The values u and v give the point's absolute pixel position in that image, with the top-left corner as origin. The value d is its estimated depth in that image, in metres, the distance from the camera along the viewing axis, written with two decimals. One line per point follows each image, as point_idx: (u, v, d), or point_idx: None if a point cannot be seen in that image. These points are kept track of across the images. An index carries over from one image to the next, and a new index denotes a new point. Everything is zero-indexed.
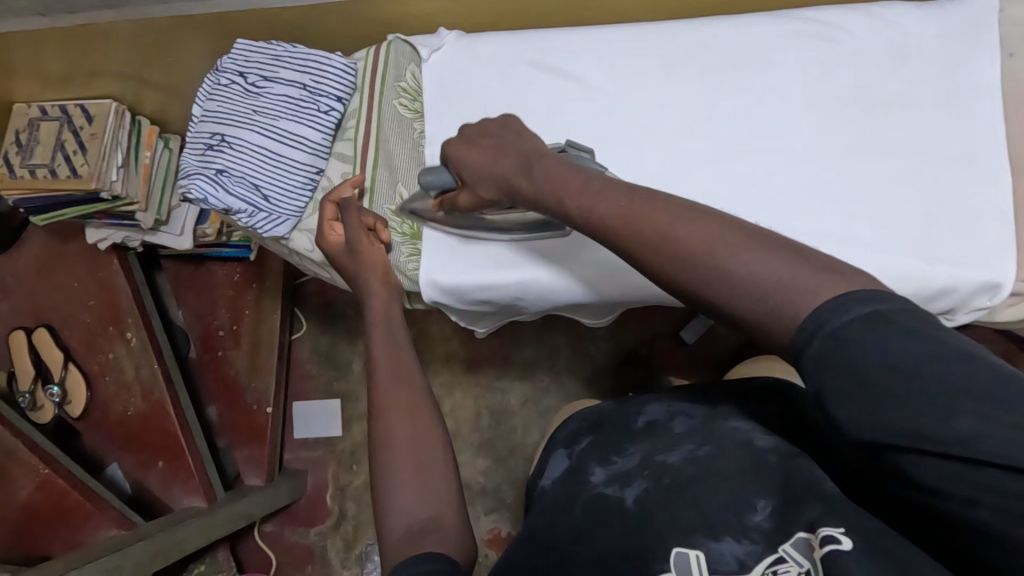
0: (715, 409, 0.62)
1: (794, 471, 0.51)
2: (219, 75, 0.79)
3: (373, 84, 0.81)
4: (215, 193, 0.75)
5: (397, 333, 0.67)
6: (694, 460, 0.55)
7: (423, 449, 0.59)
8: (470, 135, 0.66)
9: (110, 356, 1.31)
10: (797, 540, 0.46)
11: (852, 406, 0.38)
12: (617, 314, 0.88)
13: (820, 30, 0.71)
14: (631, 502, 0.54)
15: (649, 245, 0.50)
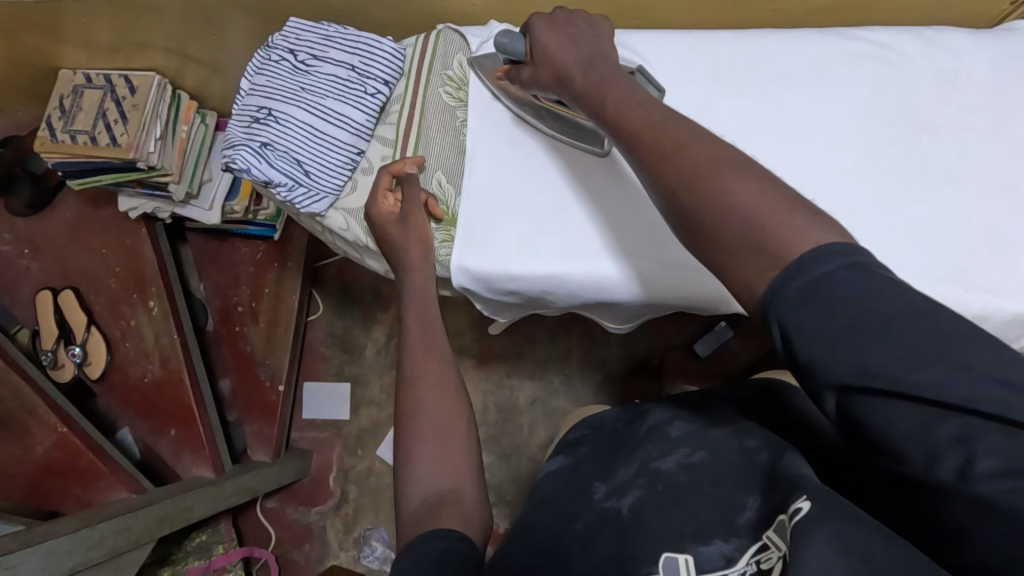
0: (714, 418, 0.64)
1: (780, 465, 0.50)
2: (270, 52, 0.81)
3: (420, 70, 0.81)
4: (258, 165, 0.76)
5: (418, 320, 0.69)
6: (688, 467, 0.57)
7: (434, 434, 0.61)
8: (557, 17, 0.67)
9: (132, 322, 1.34)
10: (778, 525, 0.44)
11: (831, 354, 0.37)
12: (643, 322, 0.85)
13: (869, 49, 0.70)
14: (626, 509, 0.56)
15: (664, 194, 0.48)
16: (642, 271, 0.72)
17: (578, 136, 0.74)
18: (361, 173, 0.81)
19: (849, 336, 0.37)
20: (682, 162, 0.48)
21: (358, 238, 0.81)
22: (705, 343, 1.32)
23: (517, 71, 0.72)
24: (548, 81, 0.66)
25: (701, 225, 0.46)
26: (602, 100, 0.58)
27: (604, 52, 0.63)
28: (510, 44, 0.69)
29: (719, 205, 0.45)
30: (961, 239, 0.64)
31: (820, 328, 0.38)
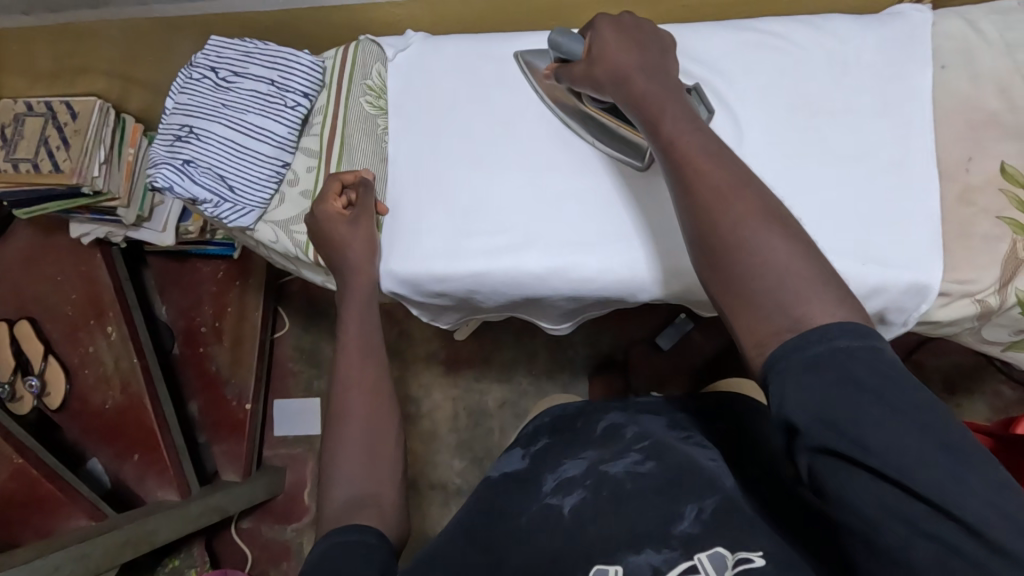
0: (676, 431, 0.67)
1: (728, 501, 0.56)
2: (191, 71, 0.82)
3: (341, 82, 0.82)
4: (181, 182, 0.76)
5: (357, 329, 0.68)
6: (637, 475, 0.60)
7: (370, 433, 0.62)
8: (629, 23, 0.64)
9: (90, 349, 1.33)
10: (714, 554, 0.51)
11: (808, 402, 0.40)
12: (580, 317, 0.85)
13: (780, 41, 0.72)
14: (568, 510, 0.59)
15: (695, 220, 0.50)
16: (569, 259, 0.72)
17: (618, 145, 0.73)
18: (287, 185, 0.82)
19: (841, 415, 0.39)
20: (731, 205, 0.49)
21: (288, 249, 0.81)
22: (667, 336, 1.38)
23: (569, 69, 0.68)
24: (605, 80, 0.63)
25: (727, 264, 0.48)
26: (656, 115, 0.57)
27: (669, 68, 0.62)
28: (566, 43, 0.67)
29: (753, 251, 0.47)
30: (856, 213, 0.65)
31: (819, 398, 0.40)
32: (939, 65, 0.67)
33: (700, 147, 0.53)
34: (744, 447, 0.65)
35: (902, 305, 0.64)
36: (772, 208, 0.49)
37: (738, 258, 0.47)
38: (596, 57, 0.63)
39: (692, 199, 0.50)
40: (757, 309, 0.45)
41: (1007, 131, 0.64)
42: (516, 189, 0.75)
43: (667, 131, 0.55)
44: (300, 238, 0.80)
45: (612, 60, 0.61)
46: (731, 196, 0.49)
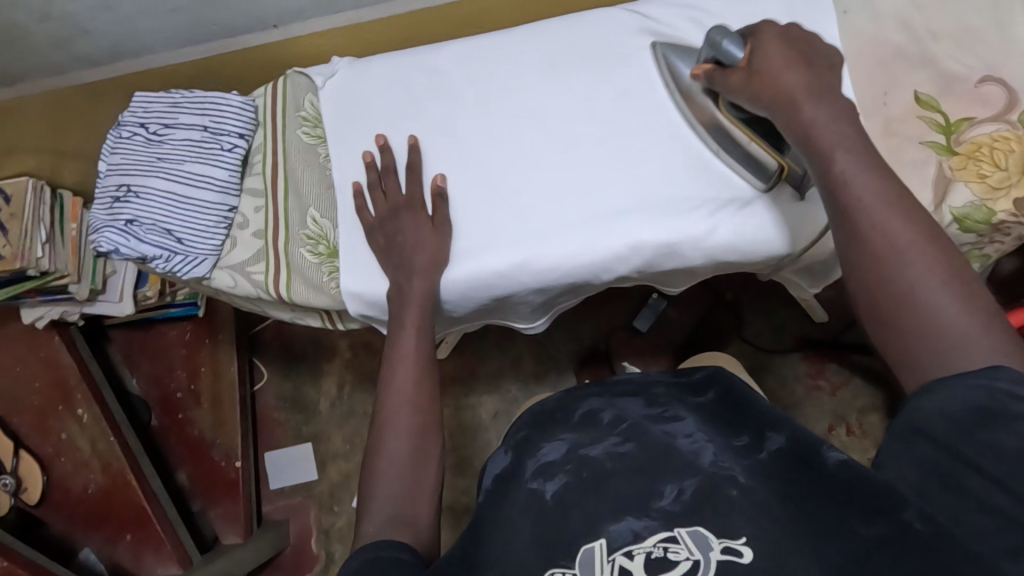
0: (663, 412, 0.64)
1: (716, 484, 0.51)
2: (121, 130, 0.81)
3: (274, 118, 0.82)
4: (126, 243, 0.75)
5: (410, 363, 0.69)
6: (616, 455, 0.57)
7: (411, 461, 0.63)
8: (778, 35, 0.61)
9: (63, 436, 1.28)
10: (694, 531, 0.48)
11: (930, 409, 0.47)
12: (553, 309, 0.85)
13: (694, 10, 0.73)
14: (550, 496, 0.56)
15: (864, 277, 0.53)
16: (530, 252, 0.71)
17: (745, 166, 0.67)
18: (237, 229, 0.81)
19: (966, 425, 0.45)
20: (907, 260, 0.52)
21: (248, 291, 0.80)
22: (644, 318, 1.39)
23: (722, 76, 0.63)
24: (765, 97, 0.59)
25: (900, 320, 0.51)
26: (828, 148, 0.56)
27: (830, 86, 0.59)
28: (725, 44, 0.62)
29: (928, 314, 0.50)
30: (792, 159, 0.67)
31: (948, 408, 0.46)
32: (841, 11, 0.69)
33: (870, 191, 0.54)
34: (726, 422, 0.62)
35: None
36: (950, 266, 0.51)
37: (914, 317, 0.51)
38: (753, 73, 0.60)
39: (865, 255, 0.53)
40: (923, 369, 0.50)
41: (916, 62, 0.67)
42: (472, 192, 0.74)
43: (839, 167, 0.55)
44: (258, 278, 0.79)
45: (776, 77, 0.58)
46: (907, 254, 0.52)
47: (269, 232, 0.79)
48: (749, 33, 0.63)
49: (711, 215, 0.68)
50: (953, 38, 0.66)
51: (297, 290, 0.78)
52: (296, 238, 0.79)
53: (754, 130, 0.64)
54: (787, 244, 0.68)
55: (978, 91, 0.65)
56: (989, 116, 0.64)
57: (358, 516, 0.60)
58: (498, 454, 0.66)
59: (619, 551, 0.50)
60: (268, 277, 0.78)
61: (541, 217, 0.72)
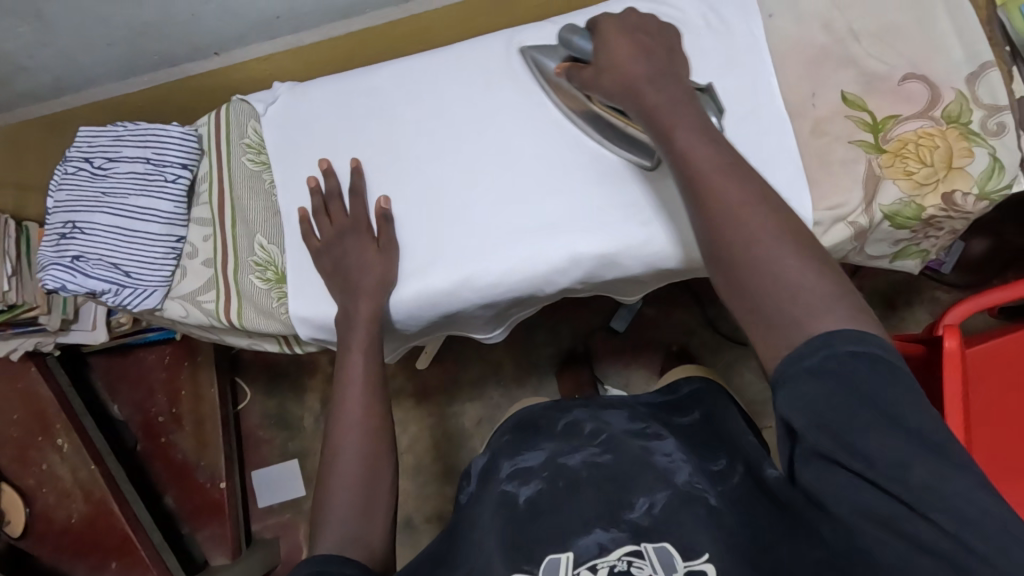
0: (643, 429, 0.71)
1: (679, 503, 0.60)
2: (66, 165, 0.81)
3: (219, 145, 0.81)
4: (73, 280, 0.75)
5: (357, 382, 0.68)
6: (590, 465, 0.67)
7: (361, 477, 0.63)
8: (626, 21, 0.63)
9: (44, 467, 1.28)
10: (662, 548, 0.57)
11: (800, 403, 0.43)
12: (511, 320, 0.85)
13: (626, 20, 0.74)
14: (523, 499, 0.65)
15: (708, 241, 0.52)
16: (473, 268, 0.71)
17: (630, 145, 0.68)
18: (187, 259, 0.81)
19: (839, 425, 0.42)
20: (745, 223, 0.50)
21: (201, 320, 0.80)
22: (620, 318, 1.42)
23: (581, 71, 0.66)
24: (614, 89, 0.61)
25: (740, 281, 0.50)
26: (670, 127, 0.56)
27: (678, 71, 0.60)
28: (577, 41, 0.65)
29: (764, 272, 0.49)
30: None
31: (815, 402, 0.42)
32: (766, 15, 0.70)
33: (710, 159, 0.53)
34: (705, 443, 0.69)
35: None
36: (785, 226, 0.50)
37: (757, 279, 0.49)
38: (602, 65, 0.61)
39: (709, 219, 0.51)
40: (771, 326, 0.47)
41: (842, 62, 0.67)
42: (419, 210, 0.74)
43: (680, 145, 0.54)
44: (209, 306, 0.79)
45: (619, 68, 0.60)
46: (740, 213, 0.51)
47: (219, 260, 0.80)
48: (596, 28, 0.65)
49: (649, 224, 0.68)
50: (877, 36, 0.67)
51: (248, 316, 0.78)
52: (246, 265, 0.79)
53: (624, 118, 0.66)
54: None
55: (902, 88, 0.65)
56: (915, 113, 0.64)
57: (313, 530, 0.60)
58: (482, 456, 0.75)
59: (584, 564, 0.58)
60: (219, 305, 0.79)
61: (483, 232, 0.72)
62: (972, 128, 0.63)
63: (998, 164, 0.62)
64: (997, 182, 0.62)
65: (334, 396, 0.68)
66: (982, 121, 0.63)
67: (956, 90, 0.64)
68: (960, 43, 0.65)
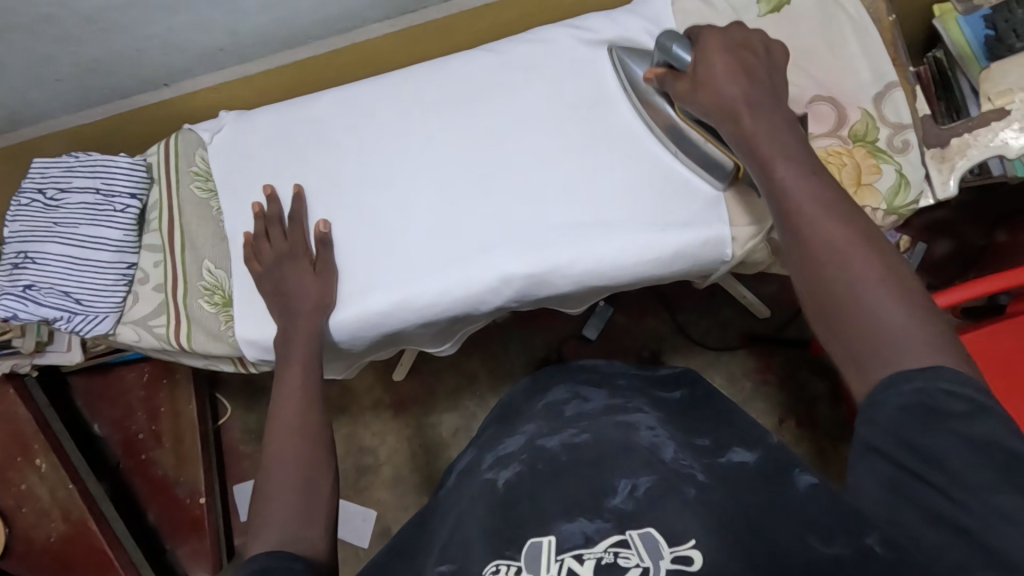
0: (622, 407, 0.67)
1: (670, 476, 0.51)
2: (20, 197, 0.83)
3: (168, 173, 0.84)
4: (25, 308, 0.77)
5: (298, 393, 0.70)
6: (571, 446, 0.59)
7: (304, 484, 0.64)
8: (733, 36, 0.63)
9: (22, 487, 1.29)
10: (647, 534, 0.47)
11: (880, 420, 0.47)
12: (460, 335, 0.87)
13: (555, 46, 0.77)
14: (502, 483, 0.57)
15: (810, 275, 0.55)
16: (410, 290, 0.74)
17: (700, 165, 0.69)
18: (138, 284, 0.83)
19: (913, 438, 0.45)
20: (847, 260, 0.53)
21: (153, 344, 0.82)
22: (593, 326, 1.46)
23: (673, 77, 0.65)
24: (712, 108, 0.62)
25: (840, 315, 0.52)
26: (770, 158, 0.58)
27: (778, 99, 0.62)
28: (676, 49, 0.64)
29: (864, 313, 0.51)
30: (652, 184, 0.71)
31: (894, 422, 0.46)
32: None
33: (812, 199, 0.56)
34: (686, 426, 0.65)
35: (703, 260, 0.71)
36: (890, 264, 0.53)
37: (855, 315, 0.51)
38: (699, 75, 0.62)
39: (809, 247, 0.55)
40: (872, 366, 0.50)
41: None
42: (359, 234, 0.77)
43: (780, 176, 0.57)
44: (160, 330, 0.81)
45: (716, 88, 0.61)
46: (850, 255, 0.53)
47: (168, 285, 0.82)
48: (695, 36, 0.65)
49: (576, 244, 0.71)
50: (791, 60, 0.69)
51: (197, 339, 0.80)
52: (194, 290, 0.81)
53: (707, 131, 0.66)
54: (650, 264, 0.70)
55: (812, 109, 0.67)
56: (825, 132, 0.67)
57: (251, 535, 0.60)
58: (467, 457, 0.73)
59: (568, 551, 0.48)
60: (169, 328, 0.81)
61: (417, 254, 0.75)
62: (879, 146, 0.66)
63: (904, 180, 0.65)
64: (904, 197, 0.65)
65: (272, 408, 0.70)
66: (889, 139, 0.66)
67: (863, 109, 0.66)
68: (868, 65, 0.67)
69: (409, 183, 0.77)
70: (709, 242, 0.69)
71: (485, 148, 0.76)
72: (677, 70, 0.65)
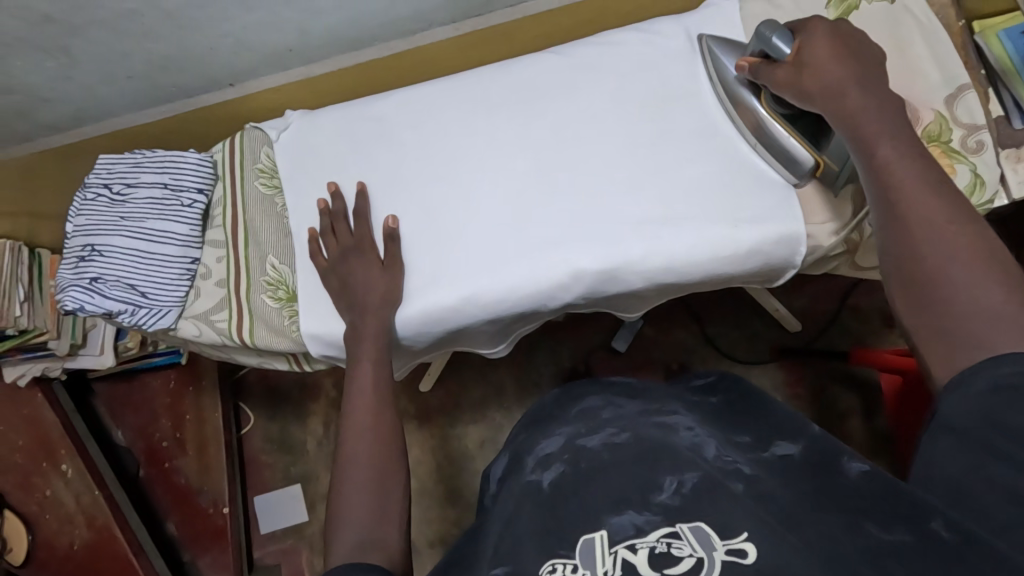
0: (656, 405, 0.59)
1: (706, 478, 0.47)
2: (86, 191, 0.84)
3: (232, 171, 0.85)
4: (91, 300, 0.78)
5: (367, 390, 0.70)
6: (614, 445, 0.52)
7: (376, 482, 0.63)
8: (843, 26, 0.63)
9: (48, 492, 1.25)
10: (698, 527, 0.44)
11: (957, 403, 0.47)
12: (515, 335, 0.87)
13: (622, 48, 0.78)
14: (547, 485, 0.52)
15: (902, 245, 0.54)
16: (483, 287, 0.74)
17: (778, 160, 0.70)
18: (200, 280, 0.84)
19: (999, 415, 0.44)
20: (943, 242, 0.52)
21: (212, 339, 0.82)
22: (622, 338, 1.40)
23: (771, 70, 0.65)
24: (815, 91, 0.62)
25: (931, 297, 0.52)
26: (870, 141, 0.58)
27: (885, 85, 0.61)
28: (778, 40, 0.64)
29: (958, 295, 0.50)
30: (721, 182, 0.72)
31: (977, 403, 0.46)
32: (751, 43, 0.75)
33: (913, 175, 0.55)
34: (732, 425, 0.58)
35: (775, 256, 0.71)
36: (993, 250, 0.51)
37: (946, 297, 0.51)
38: (804, 65, 0.62)
39: (904, 228, 0.54)
40: (952, 343, 0.50)
41: None
42: (433, 231, 0.77)
43: (880, 158, 0.57)
44: (222, 324, 0.81)
45: (824, 71, 0.61)
46: (948, 231, 0.52)
47: (230, 280, 0.82)
48: (797, 28, 0.65)
49: (650, 240, 0.71)
50: None
51: (259, 334, 0.80)
52: (257, 285, 0.81)
53: (797, 126, 0.67)
54: (723, 260, 0.71)
55: None
56: None
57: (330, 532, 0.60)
58: (502, 460, 0.65)
59: (621, 543, 0.45)
60: (231, 323, 0.81)
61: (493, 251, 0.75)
62: (954, 146, 0.67)
63: (980, 180, 0.66)
64: (980, 196, 0.66)
65: (345, 408, 0.69)
66: (962, 139, 0.67)
67: (937, 110, 0.68)
68: (937, 69, 0.69)
69: (483, 179, 0.77)
70: (782, 239, 0.70)
71: (557, 146, 0.77)
72: (776, 61, 0.65)
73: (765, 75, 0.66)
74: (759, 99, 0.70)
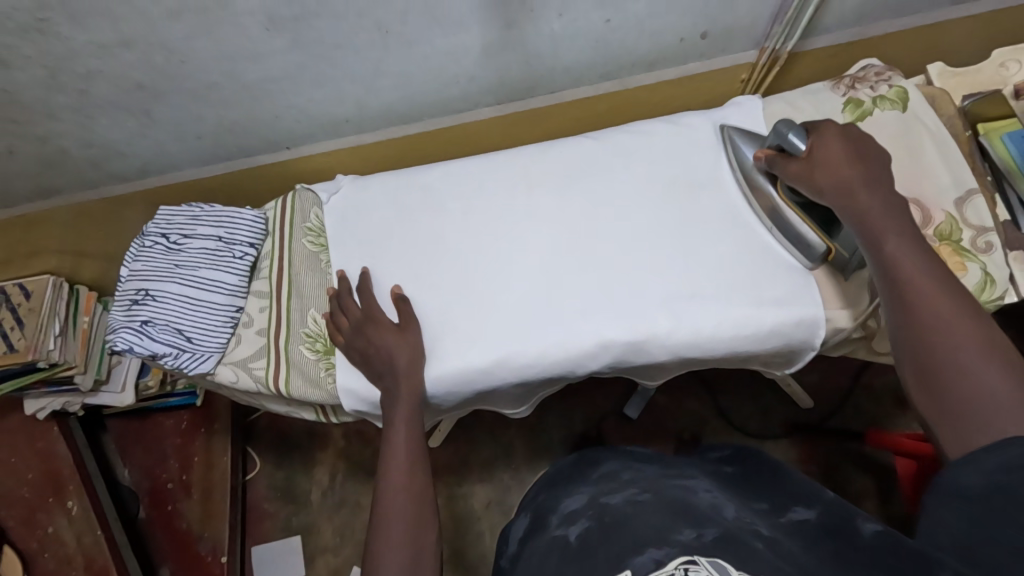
0: (680, 472, 0.62)
1: (732, 532, 0.49)
2: (144, 239, 0.89)
3: (281, 230, 0.90)
4: (139, 342, 0.82)
5: (403, 451, 0.71)
6: (636, 501, 0.55)
7: (411, 546, 0.65)
8: (851, 134, 0.69)
9: (50, 530, 1.23)
10: (715, 560, 0.45)
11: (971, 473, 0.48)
12: (537, 398, 0.89)
13: (653, 136, 0.85)
14: (574, 538, 0.54)
15: (908, 332, 0.58)
16: (511, 351, 0.77)
17: (794, 244, 0.75)
18: (243, 327, 0.88)
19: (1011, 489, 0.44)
20: (949, 333, 0.56)
21: (249, 386, 0.85)
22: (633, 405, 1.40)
23: (784, 160, 0.72)
24: (828, 187, 0.67)
25: (938, 383, 0.54)
26: (880, 236, 0.63)
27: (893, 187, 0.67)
28: (792, 136, 0.70)
29: (963, 379, 0.53)
30: (744, 264, 0.77)
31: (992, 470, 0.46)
32: None
33: (916, 270, 0.60)
34: (750, 492, 0.61)
35: (795, 338, 0.75)
36: (996, 341, 0.54)
37: (953, 382, 0.54)
38: (818, 163, 0.68)
39: (912, 317, 0.58)
40: (959, 426, 0.51)
41: None
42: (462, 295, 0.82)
43: (888, 251, 0.62)
44: (260, 373, 0.85)
45: (835, 170, 0.67)
46: (949, 323, 0.56)
47: (271, 331, 0.86)
48: (812, 128, 0.71)
49: (675, 315, 0.75)
50: None
51: (295, 384, 0.83)
52: (296, 336, 0.85)
53: (810, 215, 0.73)
54: (746, 339, 0.75)
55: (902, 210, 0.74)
56: None
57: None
58: (523, 518, 0.68)
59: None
60: (269, 372, 0.84)
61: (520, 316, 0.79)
62: (964, 244, 0.72)
63: (990, 278, 0.70)
64: (991, 293, 0.70)
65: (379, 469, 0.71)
66: (972, 240, 0.72)
67: (947, 212, 0.73)
68: (948, 173, 0.75)
69: (516, 249, 0.83)
70: (803, 321, 0.74)
71: (589, 222, 0.82)
72: (790, 155, 0.71)
73: (779, 164, 0.73)
74: (775, 188, 0.76)
